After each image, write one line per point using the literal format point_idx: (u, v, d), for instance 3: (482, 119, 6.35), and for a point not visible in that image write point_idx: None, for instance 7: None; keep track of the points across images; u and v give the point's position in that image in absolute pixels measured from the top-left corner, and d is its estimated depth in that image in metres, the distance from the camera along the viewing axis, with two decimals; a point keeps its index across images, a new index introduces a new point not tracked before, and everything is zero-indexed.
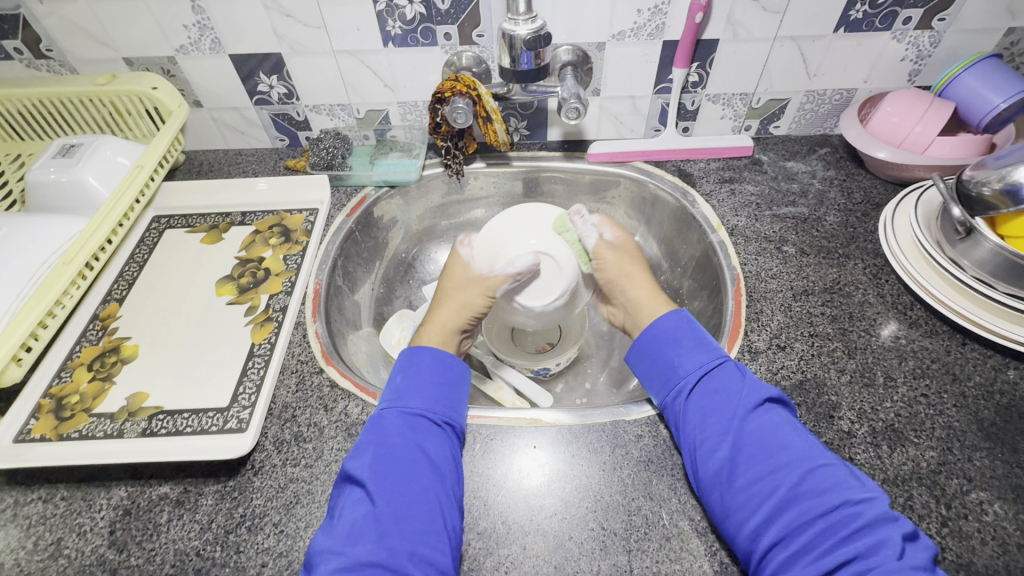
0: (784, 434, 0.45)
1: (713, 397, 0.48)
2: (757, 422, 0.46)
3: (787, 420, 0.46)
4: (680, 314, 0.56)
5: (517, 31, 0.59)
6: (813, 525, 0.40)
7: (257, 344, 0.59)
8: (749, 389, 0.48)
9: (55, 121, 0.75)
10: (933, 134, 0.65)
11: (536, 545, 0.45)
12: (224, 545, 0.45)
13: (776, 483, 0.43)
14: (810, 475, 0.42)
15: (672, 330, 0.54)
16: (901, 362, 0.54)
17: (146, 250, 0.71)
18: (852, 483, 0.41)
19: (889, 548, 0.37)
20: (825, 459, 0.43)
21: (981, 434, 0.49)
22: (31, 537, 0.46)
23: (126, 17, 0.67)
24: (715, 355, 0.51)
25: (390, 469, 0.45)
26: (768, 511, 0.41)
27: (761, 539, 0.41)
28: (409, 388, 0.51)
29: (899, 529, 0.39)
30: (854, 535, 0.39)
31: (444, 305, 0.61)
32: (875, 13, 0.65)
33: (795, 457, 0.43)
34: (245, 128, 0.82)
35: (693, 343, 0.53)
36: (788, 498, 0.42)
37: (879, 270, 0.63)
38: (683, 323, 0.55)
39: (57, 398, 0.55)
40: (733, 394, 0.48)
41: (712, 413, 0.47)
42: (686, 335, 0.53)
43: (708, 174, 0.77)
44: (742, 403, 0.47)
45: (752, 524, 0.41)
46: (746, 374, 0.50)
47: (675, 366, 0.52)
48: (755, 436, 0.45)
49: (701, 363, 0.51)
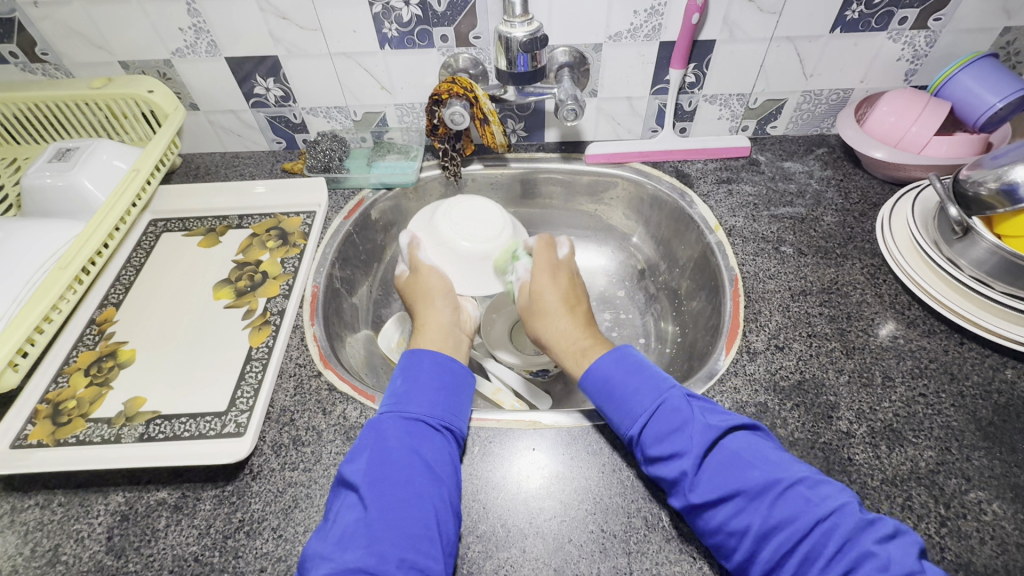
0: (739, 470, 0.42)
1: (659, 444, 0.45)
2: (712, 463, 0.43)
3: (744, 450, 0.43)
4: (613, 354, 0.52)
5: (513, 34, 0.59)
6: (797, 551, 0.39)
7: (254, 348, 0.59)
8: (695, 428, 0.45)
9: (50, 124, 0.74)
10: (930, 134, 0.65)
11: (536, 548, 0.45)
12: (222, 551, 0.45)
13: (746, 523, 0.40)
14: (777, 504, 0.40)
15: (605, 377, 0.50)
16: (899, 362, 0.54)
17: (142, 255, 0.71)
18: (822, 496, 0.40)
19: (873, 560, 0.36)
20: (789, 482, 0.41)
21: (980, 434, 0.49)
22: (28, 544, 0.46)
23: (121, 20, 0.67)
24: (655, 394, 0.48)
25: (385, 472, 0.44)
26: (749, 547, 0.40)
27: (751, 570, 0.40)
28: (407, 390, 0.51)
29: (876, 533, 0.38)
30: (836, 557, 0.37)
31: (432, 306, 0.61)
32: (870, 13, 0.65)
33: (755, 490, 0.41)
34: (241, 130, 0.82)
35: (629, 386, 0.49)
36: (762, 535, 0.40)
37: (877, 269, 0.63)
38: (614, 366, 0.51)
39: (54, 403, 0.55)
40: (679, 437, 0.45)
41: (664, 464, 0.44)
42: (618, 381, 0.50)
43: (705, 174, 0.77)
44: (690, 447, 0.44)
45: (739, 558, 0.40)
46: (691, 408, 0.46)
47: (617, 419, 0.48)
48: (712, 480, 0.42)
49: (640, 412, 0.47)
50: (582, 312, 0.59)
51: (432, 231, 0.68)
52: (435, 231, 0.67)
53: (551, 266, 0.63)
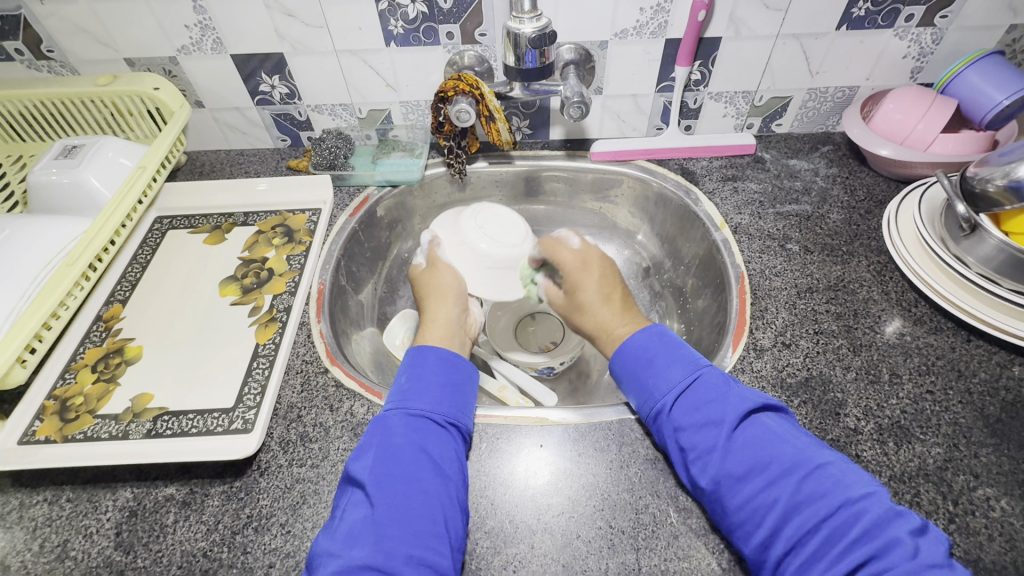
0: (771, 443, 0.43)
1: (694, 413, 0.46)
2: (744, 435, 0.44)
3: (775, 427, 0.44)
4: (652, 331, 0.54)
5: (521, 30, 0.59)
6: (820, 532, 0.38)
7: (261, 345, 0.59)
8: (731, 400, 0.46)
9: (56, 122, 0.74)
10: (936, 131, 0.65)
11: (543, 544, 0.45)
12: (230, 547, 0.45)
13: (774, 496, 0.41)
14: (805, 481, 0.41)
15: (642, 350, 0.52)
16: (906, 359, 0.54)
17: (148, 252, 0.71)
18: (851, 479, 0.40)
19: (901, 548, 0.36)
20: (820, 460, 0.41)
21: (987, 431, 0.49)
22: (37, 540, 0.46)
23: (127, 17, 0.67)
24: (692, 368, 0.49)
25: (391, 470, 0.44)
26: (773, 523, 0.40)
27: (772, 549, 0.39)
28: (412, 387, 0.51)
29: (906, 524, 0.37)
30: (861, 539, 0.37)
31: (441, 304, 0.62)
32: (877, 11, 0.65)
33: (787, 464, 0.42)
34: (246, 128, 0.82)
35: (666, 359, 0.51)
36: (789, 509, 0.40)
37: (883, 267, 0.63)
38: (655, 340, 0.53)
39: (61, 399, 0.55)
40: (715, 407, 0.46)
41: (697, 432, 0.45)
42: (657, 353, 0.51)
43: (710, 172, 0.77)
44: (725, 417, 0.45)
45: (759, 537, 0.40)
46: (727, 385, 0.47)
47: (650, 389, 0.50)
48: (744, 450, 0.43)
49: (676, 382, 0.49)
50: (622, 296, 0.60)
51: (453, 232, 0.71)
52: (457, 235, 0.70)
53: (574, 262, 0.62)
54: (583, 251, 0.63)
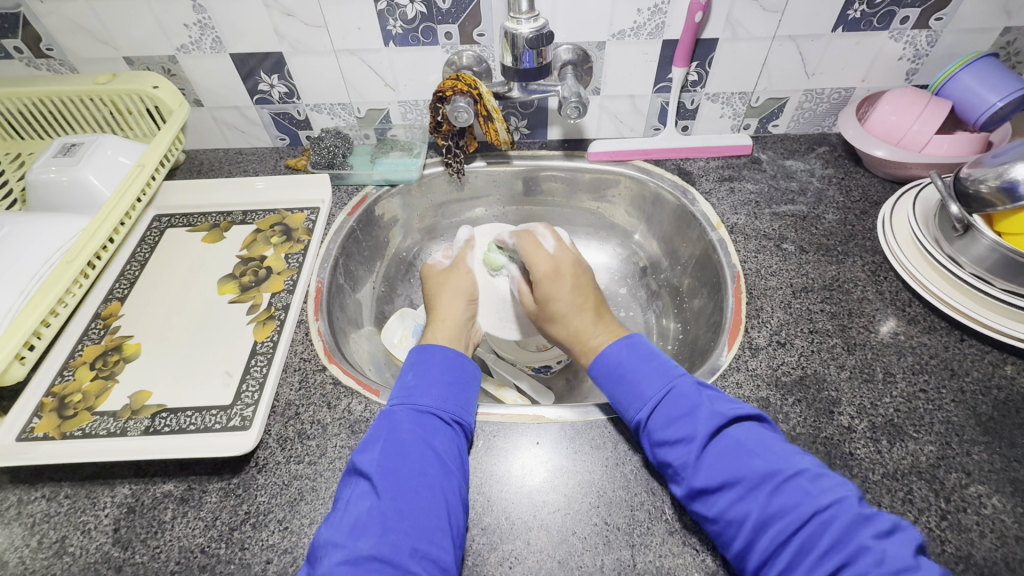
0: (743, 457, 0.43)
1: (666, 429, 0.47)
2: (715, 449, 0.44)
3: (748, 437, 0.45)
4: (624, 343, 0.54)
5: (519, 30, 0.60)
6: (792, 543, 0.39)
7: (259, 343, 0.59)
8: (702, 414, 0.46)
9: (55, 119, 0.74)
10: (930, 133, 0.66)
11: (540, 540, 0.45)
12: (228, 543, 0.45)
13: (745, 510, 0.41)
14: (776, 493, 0.41)
15: (617, 364, 0.53)
16: (900, 358, 0.55)
17: (147, 250, 0.71)
18: (819, 489, 0.40)
19: (869, 555, 0.36)
20: (790, 471, 0.42)
21: (979, 429, 0.49)
22: (35, 536, 0.46)
23: (127, 16, 0.67)
24: (665, 381, 0.49)
25: (398, 463, 0.45)
26: (747, 535, 0.40)
27: (749, 559, 0.40)
28: (419, 384, 0.52)
29: (874, 528, 0.38)
30: (831, 551, 0.38)
31: (451, 304, 0.64)
32: (872, 13, 0.66)
33: (757, 476, 0.42)
34: (245, 127, 0.82)
35: (640, 372, 0.51)
36: (760, 522, 0.40)
37: (878, 267, 0.64)
38: (626, 354, 0.53)
39: (60, 396, 0.55)
40: (686, 422, 0.46)
41: (669, 448, 0.46)
42: (629, 367, 0.52)
43: (707, 172, 0.78)
44: (694, 433, 0.45)
45: (736, 547, 0.41)
46: (699, 397, 0.48)
47: (626, 404, 0.50)
48: (715, 464, 0.44)
49: (649, 397, 0.49)
50: (592, 305, 0.62)
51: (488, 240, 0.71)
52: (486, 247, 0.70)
53: (547, 267, 0.63)
54: (556, 256, 0.64)
